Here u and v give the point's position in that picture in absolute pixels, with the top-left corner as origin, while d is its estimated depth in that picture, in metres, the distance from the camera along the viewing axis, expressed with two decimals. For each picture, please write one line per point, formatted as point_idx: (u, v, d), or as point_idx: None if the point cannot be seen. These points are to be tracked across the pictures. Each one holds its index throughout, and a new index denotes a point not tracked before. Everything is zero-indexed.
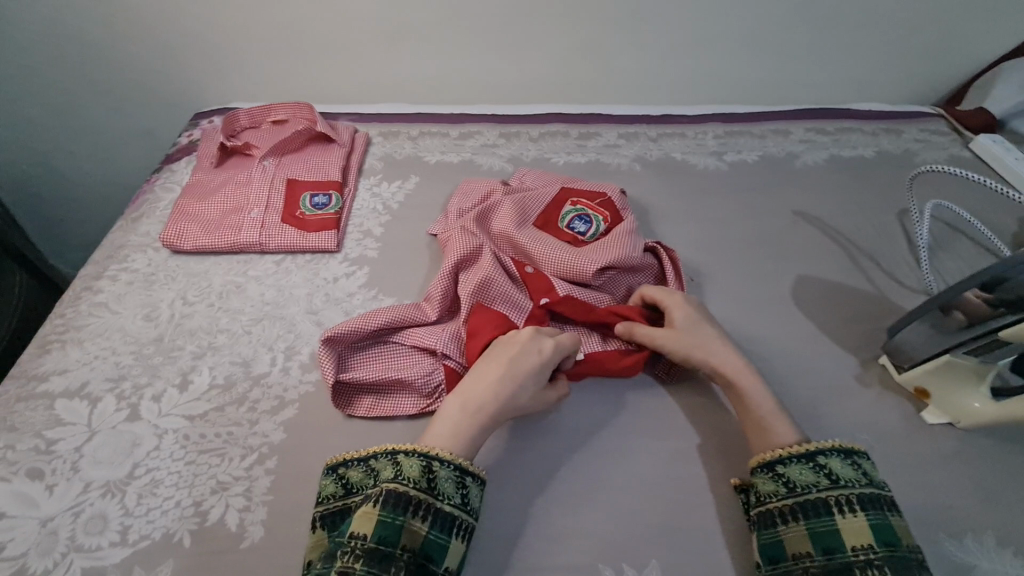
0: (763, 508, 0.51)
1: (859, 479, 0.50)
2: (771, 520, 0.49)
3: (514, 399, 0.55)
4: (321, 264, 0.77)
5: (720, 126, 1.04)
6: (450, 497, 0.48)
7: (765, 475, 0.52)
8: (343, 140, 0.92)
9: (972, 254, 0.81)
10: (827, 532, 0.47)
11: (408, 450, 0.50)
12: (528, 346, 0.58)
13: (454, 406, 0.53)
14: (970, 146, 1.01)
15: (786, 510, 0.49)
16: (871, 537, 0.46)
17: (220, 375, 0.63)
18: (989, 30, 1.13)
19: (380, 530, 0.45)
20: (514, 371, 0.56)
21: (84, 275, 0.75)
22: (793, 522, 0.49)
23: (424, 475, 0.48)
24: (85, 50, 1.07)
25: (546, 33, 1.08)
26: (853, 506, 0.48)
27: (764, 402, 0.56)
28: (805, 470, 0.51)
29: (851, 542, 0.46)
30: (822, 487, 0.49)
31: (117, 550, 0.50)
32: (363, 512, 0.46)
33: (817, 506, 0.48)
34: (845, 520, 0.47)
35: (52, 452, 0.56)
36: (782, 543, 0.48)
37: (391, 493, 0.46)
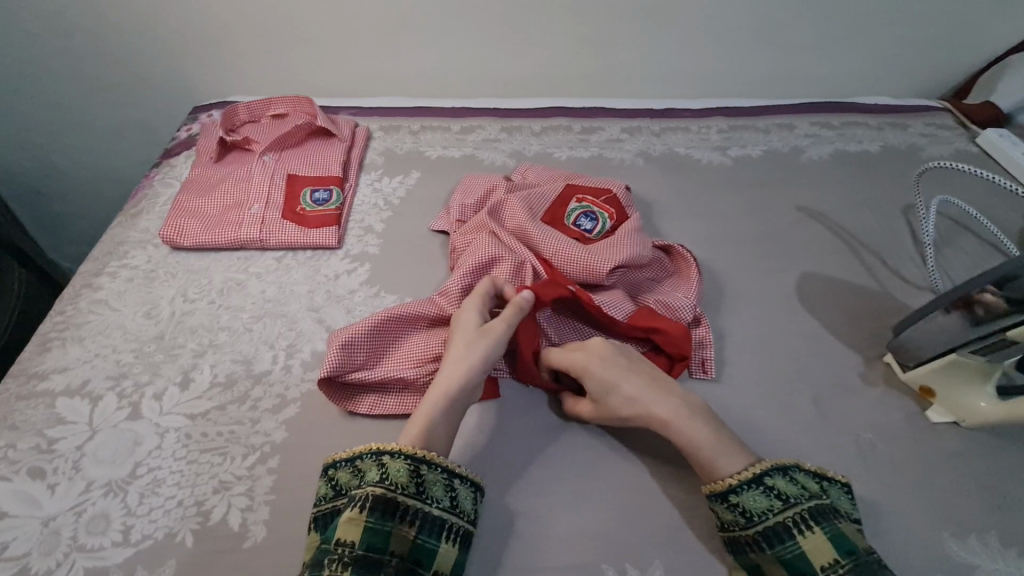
0: (730, 536, 0.49)
1: (803, 493, 0.49)
2: (742, 548, 0.49)
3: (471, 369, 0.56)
4: (322, 261, 0.76)
5: (724, 120, 1.03)
6: (438, 501, 0.48)
7: (720, 504, 0.50)
8: (343, 134, 0.91)
9: (978, 250, 0.80)
10: (794, 557, 0.46)
11: (394, 452, 0.49)
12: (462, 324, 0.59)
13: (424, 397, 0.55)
14: (977, 141, 1.00)
15: (751, 539, 0.48)
16: (833, 551, 0.45)
17: (221, 372, 0.63)
18: (997, 22, 1.12)
19: (368, 536, 0.45)
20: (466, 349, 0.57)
21: (84, 272, 0.74)
22: (764, 550, 0.47)
23: (413, 480, 0.48)
24: (83, 44, 1.06)
25: (547, 27, 1.07)
26: (809, 523, 0.47)
27: (705, 445, 0.52)
28: (757, 495, 0.49)
29: (819, 561, 0.45)
30: (776, 510, 0.48)
31: (120, 550, 0.50)
32: (348, 518, 0.45)
33: (779, 532, 0.47)
34: (806, 540, 0.46)
35: (53, 451, 0.56)
36: (758, 567, 0.48)
37: (378, 498, 0.46)
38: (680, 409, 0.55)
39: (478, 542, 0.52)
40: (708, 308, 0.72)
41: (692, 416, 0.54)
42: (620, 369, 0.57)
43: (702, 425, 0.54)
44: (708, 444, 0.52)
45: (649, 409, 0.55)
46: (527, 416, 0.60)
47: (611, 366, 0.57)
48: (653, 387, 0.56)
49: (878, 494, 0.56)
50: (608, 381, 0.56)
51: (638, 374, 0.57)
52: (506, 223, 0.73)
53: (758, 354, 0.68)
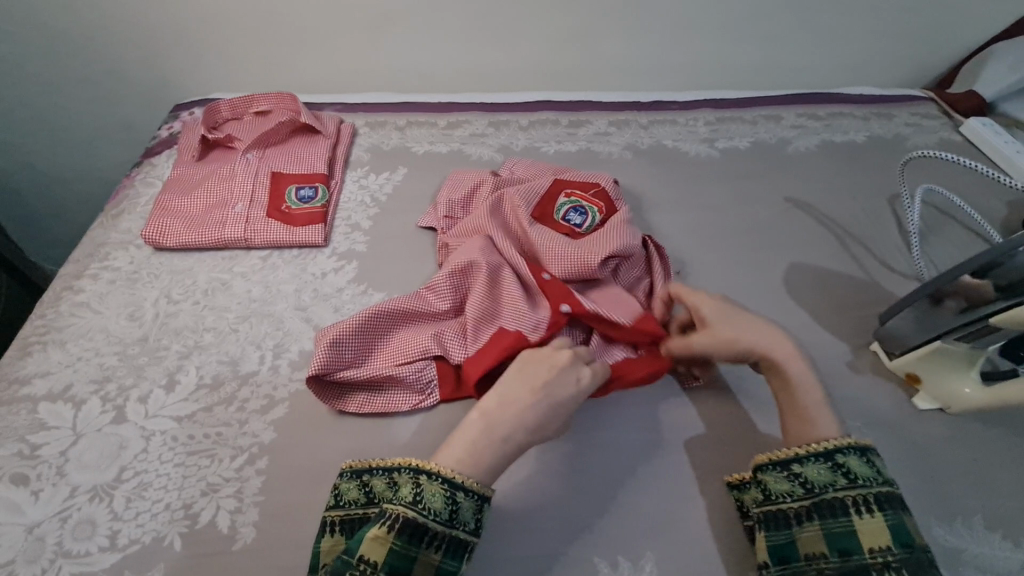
0: (774, 507, 0.48)
1: (876, 476, 0.47)
2: (783, 520, 0.47)
3: (542, 427, 0.51)
4: (308, 259, 0.75)
5: (711, 112, 1.03)
6: (466, 525, 0.45)
7: (780, 472, 0.49)
8: (328, 131, 0.90)
9: (963, 238, 0.81)
10: (845, 533, 0.45)
11: (431, 473, 0.46)
12: (564, 371, 0.54)
13: (480, 418, 0.50)
14: (961, 130, 1.00)
15: (800, 511, 0.47)
16: (888, 538, 0.44)
17: (207, 374, 0.62)
18: (979, 12, 1.13)
19: (392, 559, 0.42)
20: (547, 399, 0.52)
21: (65, 274, 0.73)
22: (808, 523, 0.47)
23: (446, 506, 0.45)
24: (59, 42, 1.04)
25: (533, 22, 1.06)
26: (872, 506, 0.45)
27: (807, 389, 0.53)
28: (822, 469, 0.48)
29: (870, 544, 0.44)
30: (839, 487, 0.47)
31: (107, 555, 0.49)
32: (374, 535, 0.43)
33: (835, 506, 0.46)
34: (864, 521, 0.45)
35: (36, 457, 0.55)
36: (797, 543, 0.46)
37: (408, 521, 0.43)
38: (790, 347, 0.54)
39: None
40: None
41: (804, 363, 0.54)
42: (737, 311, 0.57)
43: (810, 370, 0.54)
44: (812, 390, 0.52)
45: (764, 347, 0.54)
46: None
47: (735, 314, 0.57)
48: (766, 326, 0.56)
49: None
50: (725, 315, 0.57)
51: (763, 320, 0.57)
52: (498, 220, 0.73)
53: None
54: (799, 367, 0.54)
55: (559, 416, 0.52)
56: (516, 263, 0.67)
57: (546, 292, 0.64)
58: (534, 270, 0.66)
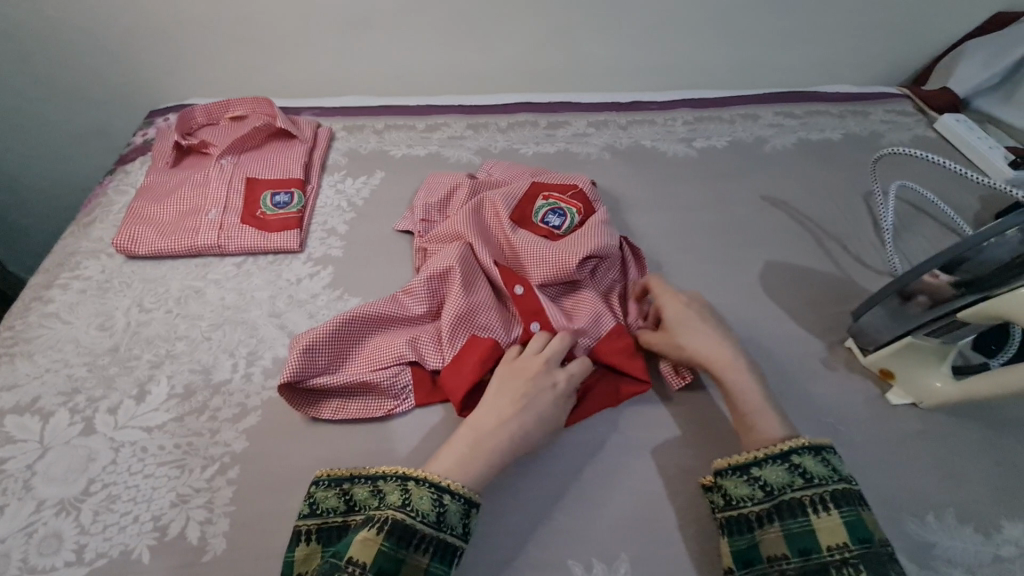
0: (735, 511, 0.50)
1: (832, 475, 0.49)
2: (745, 525, 0.49)
3: (529, 438, 0.53)
4: (283, 265, 0.75)
5: (690, 112, 1.03)
6: (454, 529, 0.46)
7: (738, 478, 0.51)
8: (305, 135, 0.89)
9: (936, 234, 0.82)
10: (803, 532, 0.46)
11: (420, 478, 0.48)
12: (540, 379, 0.56)
13: (469, 438, 0.51)
14: (935, 127, 1.02)
15: (762, 514, 0.49)
16: (846, 535, 0.45)
17: (178, 384, 0.61)
18: (951, 11, 1.15)
19: (380, 560, 0.43)
20: (526, 410, 0.54)
21: (35, 284, 0.72)
22: (768, 525, 0.48)
23: (433, 509, 0.46)
24: (32, 48, 1.02)
25: (510, 25, 1.07)
26: (828, 504, 0.47)
27: (747, 399, 0.56)
28: (780, 471, 0.50)
29: (826, 541, 0.45)
30: (796, 487, 0.48)
31: (73, 570, 0.49)
32: (363, 537, 0.44)
33: (792, 506, 0.47)
34: (821, 518, 0.46)
35: (2, 472, 0.54)
36: (759, 546, 0.48)
37: (396, 522, 0.45)
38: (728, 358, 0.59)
39: None
40: None
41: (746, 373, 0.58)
42: (696, 318, 0.62)
43: (752, 381, 0.58)
44: (753, 400, 0.56)
45: (709, 354, 0.60)
46: None
47: (693, 323, 0.62)
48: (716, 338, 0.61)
49: None
50: (672, 317, 0.62)
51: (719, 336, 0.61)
52: (478, 224, 0.72)
53: None
54: (739, 378, 0.58)
55: (543, 424, 0.54)
56: (494, 271, 0.67)
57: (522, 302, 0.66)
58: (511, 280, 0.67)
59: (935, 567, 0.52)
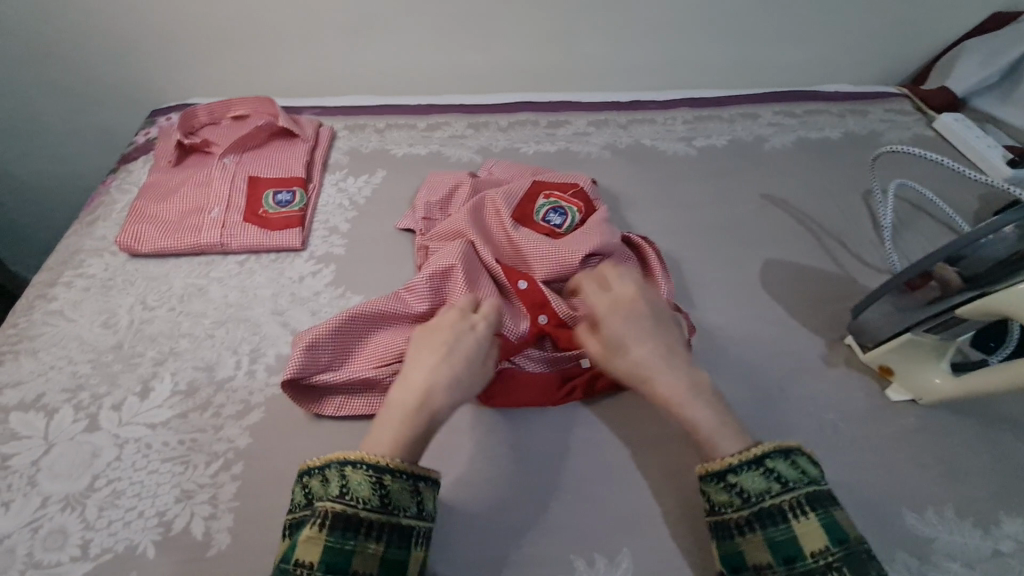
0: (718, 519, 0.49)
1: (804, 477, 0.47)
2: (729, 532, 0.48)
3: (461, 386, 0.53)
4: (286, 263, 0.75)
5: (690, 111, 1.04)
6: (406, 510, 0.46)
7: (716, 485, 0.49)
8: (307, 135, 0.90)
9: (935, 232, 0.82)
10: (785, 539, 0.45)
11: (355, 462, 0.46)
12: (458, 326, 0.57)
13: (397, 403, 0.51)
14: (934, 126, 1.02)
15: (742, 522, 0.47)
16: (824, 537, 0.44)
17: (182, 381, 0.62)
18: (949, 11, 1.15)
19: (327, 557, 0.42)
20: (452, 356, 0.54)
21: (38, 282, 0.72)
22: (750, 533, 0.47)
23: (376, 492, 0.45)
24: (36, 48, 1.03)
25: (510, 24, 1.07)
26: (805, 508, 0.46)
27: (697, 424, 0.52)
28: (756, 477, 0.48)
29: (809, 547, 0.44)
30: (774, 493, 0.47)
31: (78, 565, 0.49)
32: (306, 537, 0.43)
33: (772, 514, 0.46)
34: (801, 524, 0.45)
35: (6, 468, 0.54)
36: (743, 553, 0.47)
37: (338, 516, 0.44)
38: (688, 381, 0.54)
39: (446, 538, 0.51)
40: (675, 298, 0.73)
41: (690, 393, 0.53)
42: (647, 328, 0.57)
43: (704, 405, 0.53)
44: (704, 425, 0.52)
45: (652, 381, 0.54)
46: (496, 415, 0.60)
47: (636, 347, 0.56)
48: (671, 356, 0.56)
49: (840, 478, 0.57)
50: (621, 335, 0.56)
51: (662, 358, 0.55)
52: (480, 223, 0.73)
53: (725, 342, 0.69)
54: (687, 402, 0.53)
55: (472, 370, 0.54)
56: (496, 269, 0.68)
57: (525, 299, 0.66)
58: (514, 277, 0.67)
59: (934, 561, 0.52)
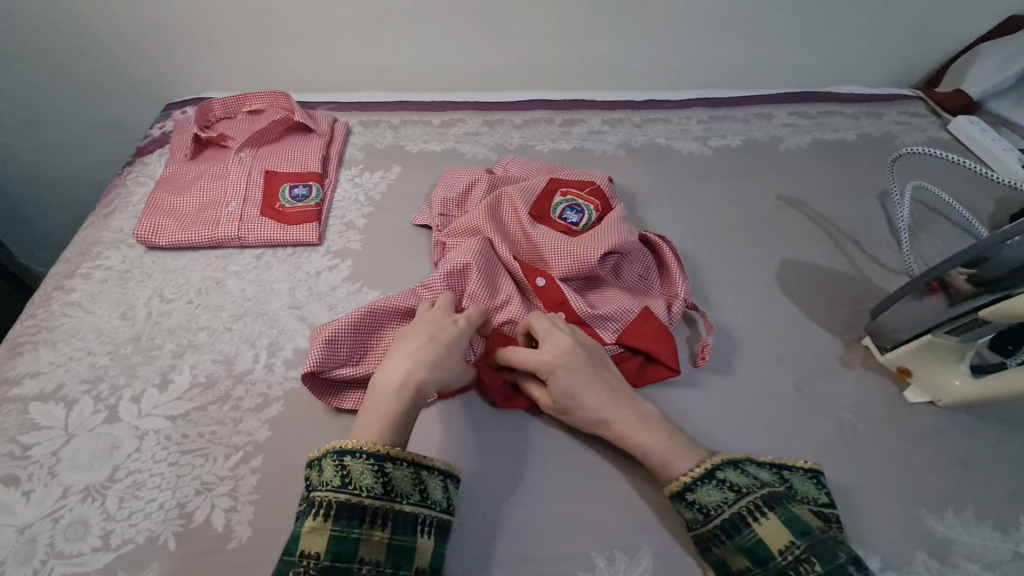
0: (693, 538, 0.49)
1: (755, 482, 0.49)
2: (705, 548, 0.48)
3: (446, 367, 0.55)
4: (303, 257, 0.75)
5: (704, 111, 1.03)
6: (409, 497, 0.47)
7: (679, 505, 0.50)
8: (322, 130, 0.90)
9: (951, 234, 0.82)
10: (754, 545, 0.46)
11: (355, 451, 0.47)
12: (441, 319, 0.59)
13: (387, 389, 0.52)
14: (949, 128, 1.02)
15: (713, 534, 0.48)
16: (788, 533, 0.45)
17: (201, 373, 0.62)
18: (965, 14, 1.15)
19: (333, 546, 0.43)
20: (440, 343, 0.56)
21: (56, 273, 0.72)
22: (723, 545, 0.47)
23: (378, 480, 0.46)
24: (51, 41, 1.03)
25: (525, 21, 1.07)
26: (763, 509, 0.46)
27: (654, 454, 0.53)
28: (712, 490, 0.49)
29: (776, 546, 0.45)
30: (730, 502, 0.48)
31: (100, 555, 0.49)
32: (310, 528, 0.44)
33: (735, 522, 0.47)
34: (762, 525, 0.46)
35: (27, 458, 0.54)
36: (723, 565, 0.47)
37: (342, 505, 0.44)
38: (634, 417, 0.55)
39: (467, 533, 0.51)
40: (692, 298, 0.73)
41: (644, 423, 0.54)
42: (588, 372, 0.57)
43: (658, 433, 0.54)
44: (660, 454, 0.52)
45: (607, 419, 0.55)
46: (515, 411, 0.60)
47: (586, 387, 0.56)
48: (616, 395, 0.56)
49: (859, 479, 0.57)
50: (569, 385, 0.56)
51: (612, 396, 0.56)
52: (498, 220, 0.73)
53: (742, 342, 0.68)
54: (641, 434, 0.54)
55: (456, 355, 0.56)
56: (515, 266, 0.68)
57: (543, 296, 0.66)
58: (531, 274, 0.67)
59: (954, 563, 0.52)
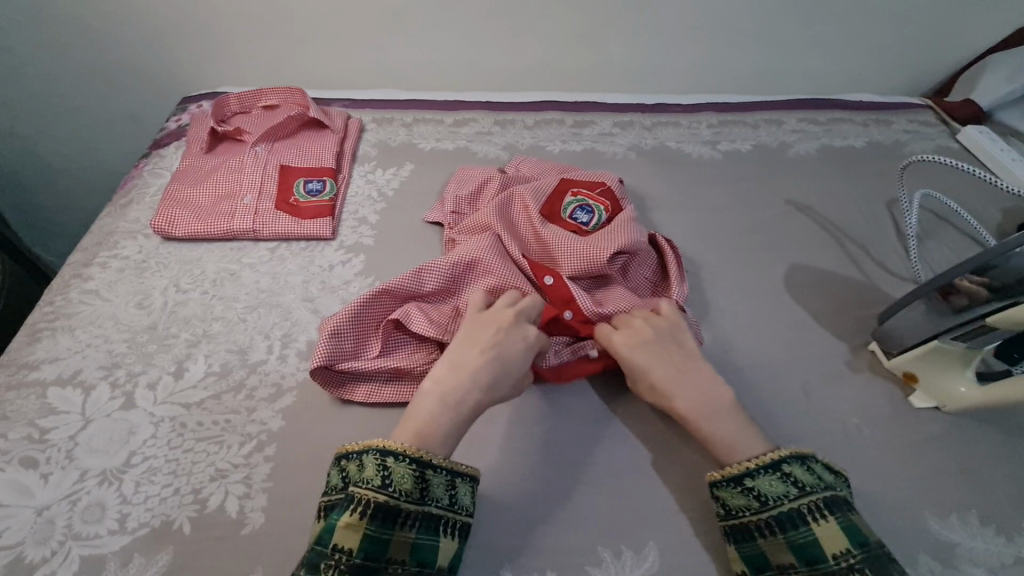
0: (739, 522, 0.49)
1: (819, 483, 0.48)
2: (749, 534, 0.48)
3: (495, 385, 0.54)
4: (316, 251, 0.76)
5: (715, 115, 1.04)
6: (439, 501, 0.47)
7: (735, 489, 0.50)
8: (336, 126, 0.91)
9: (959, 243, 0.83)
10: (806, 543, 0.46)
11: (400, 454, 0.47)
12: (511, 332, 0.57)
13: (432, 399, 0.51)
14: (959, 138, 1.02)
15: (762, 524, 0.48)
16: (846, 540, 0.45)
17: (216, 363, 0.63)
18: (977, 24, 1.15)
19: (366, 545, 0.43)
20: (498, 359, 0.55)
21: (73, 262, 0.73)
22: (772, 535, 0.47)
23: (417, 486, 0.46)
24: (70, 34, 1.04)
25: (538, 22, 1.08)
26: (824, 511, 0.46)
27: (721, 446, 0.52)
28: (774, 481, 0.49)
29: (831, 549, 0.45)
30: (792, 497, 0.48)
31: (117, 538, 0.50)
32: (345, 523, 0.43)
33: (793, 517, 0.47)
34: (821, 527, 0.46)
35: (46, 441, 0.55)
36: (764, 554, 0.47)
37: (379, 505, 0.44)
38: (707, 403, 0.54)
39: (474, 527, 0.52)
40: (699, 300, 0.74)
41: (718, 413, 0.54)
42: (661, 355, 0.58)
43: (728, 424, 0.53)
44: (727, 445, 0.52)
45: (674, 402, 0.55)
46: (525, 407, 0.61)
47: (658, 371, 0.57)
48: (687, 376, 0.56)
49: (863, 481, 0.58)
50: (641, 362, 0.57)
51: (690, 382, 0.56)
52: (508, 218, 0.74)
53: (749, 344, 0.69)
54: (711, 423, 0.53)
55: (510, 374, 0.55)
56: (525, 263, 0.69)
57: (552, 294, 0.67)
58: (540, 272, 0.68)
59: (957, 565, 0.52)
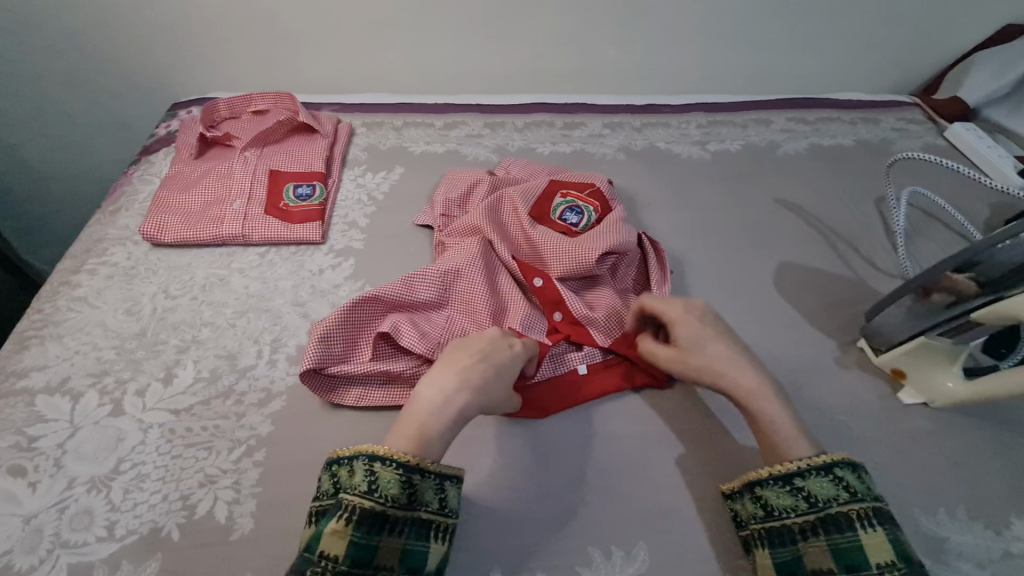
0: (779, 523, 0.48)
1: (869, 492, 0.48)
2: (788, 536, 0.48)
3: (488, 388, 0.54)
4: (305, 256, 0.76)
5: (704, 115, 1.05)
6: (428, 505, 0.47)
7: (783, 487, 0.49)
8: (326, 131, 0.91)
9: (946, 239, 0.83)
10: (850, 548, 0.45)
11: (386, 459, 0.46)
12: (498, 341, 0.57)
13: (426, 406, 0.51)
14: (946, 135, 1.03)
15: (806, 525, 0.47)
16: (891, 553, 0.44)
17: (205, 368, 0.63)
18: (963, 22, 1.16)
19: (352, 552, 0.43)
20: (491, 366, 0.55)
21: (62, 269, 0.73)
22: (814, 538, 0.47)
23: (404, 491, 0.46)
24: (60, 42, 1.04)
25: (527, 25, 1.08)
26: (873, 521, 0.46)
27: (777, 426, 0.53)
28: (825, 483, 0.48)
29: (876, 558, 0.44)
30: (842, 501, 0.47)
31: (105, 545, 0.50)
32: (332, 530, 0.43)
33: (840, 521, 0.46)
34: (869, 536, 0.45)
35: (34, 449, 0.55)
36: (803, 557, 0.47)
37: (365, 512, 0.44)
38: (761, 385, 0.55)
39: (463, 530, 0.52)
40: (688, 299, 0.74)
41: (770, 394, 0.55)
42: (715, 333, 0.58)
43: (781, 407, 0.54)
44: (780, 427, 0.53)
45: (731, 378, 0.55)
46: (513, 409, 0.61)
47: (714, 346, 0.57)
48: (743, 356, 0.57)
49: None
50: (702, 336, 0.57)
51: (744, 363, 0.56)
52: (498, 220, 0.74)
53: None
54: (768, 403, 0.54)
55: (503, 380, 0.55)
56: (514, 268, 0.69)
57: (541, 296, 0.67)
58: (530, 274, 0.68)
59: (946, 560, 0.53)
